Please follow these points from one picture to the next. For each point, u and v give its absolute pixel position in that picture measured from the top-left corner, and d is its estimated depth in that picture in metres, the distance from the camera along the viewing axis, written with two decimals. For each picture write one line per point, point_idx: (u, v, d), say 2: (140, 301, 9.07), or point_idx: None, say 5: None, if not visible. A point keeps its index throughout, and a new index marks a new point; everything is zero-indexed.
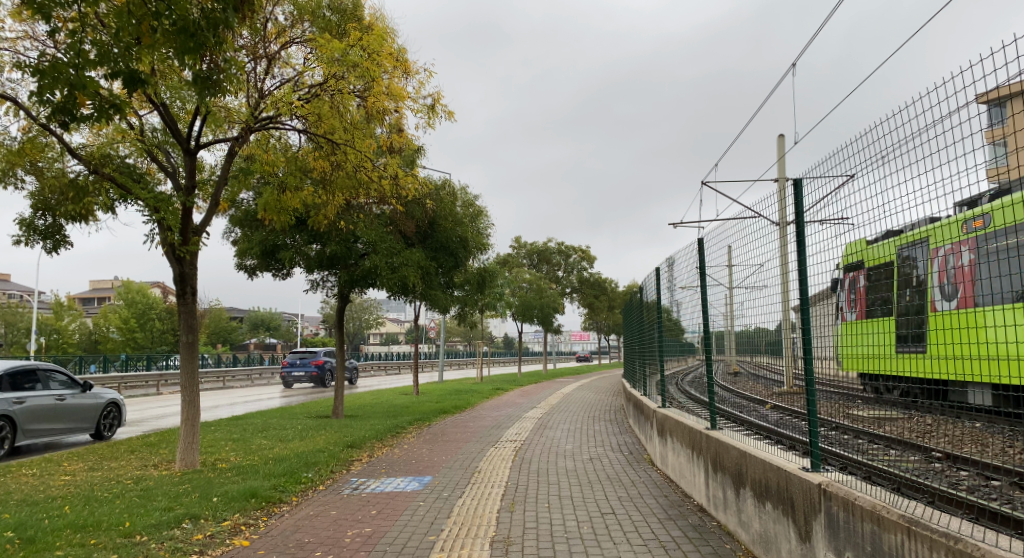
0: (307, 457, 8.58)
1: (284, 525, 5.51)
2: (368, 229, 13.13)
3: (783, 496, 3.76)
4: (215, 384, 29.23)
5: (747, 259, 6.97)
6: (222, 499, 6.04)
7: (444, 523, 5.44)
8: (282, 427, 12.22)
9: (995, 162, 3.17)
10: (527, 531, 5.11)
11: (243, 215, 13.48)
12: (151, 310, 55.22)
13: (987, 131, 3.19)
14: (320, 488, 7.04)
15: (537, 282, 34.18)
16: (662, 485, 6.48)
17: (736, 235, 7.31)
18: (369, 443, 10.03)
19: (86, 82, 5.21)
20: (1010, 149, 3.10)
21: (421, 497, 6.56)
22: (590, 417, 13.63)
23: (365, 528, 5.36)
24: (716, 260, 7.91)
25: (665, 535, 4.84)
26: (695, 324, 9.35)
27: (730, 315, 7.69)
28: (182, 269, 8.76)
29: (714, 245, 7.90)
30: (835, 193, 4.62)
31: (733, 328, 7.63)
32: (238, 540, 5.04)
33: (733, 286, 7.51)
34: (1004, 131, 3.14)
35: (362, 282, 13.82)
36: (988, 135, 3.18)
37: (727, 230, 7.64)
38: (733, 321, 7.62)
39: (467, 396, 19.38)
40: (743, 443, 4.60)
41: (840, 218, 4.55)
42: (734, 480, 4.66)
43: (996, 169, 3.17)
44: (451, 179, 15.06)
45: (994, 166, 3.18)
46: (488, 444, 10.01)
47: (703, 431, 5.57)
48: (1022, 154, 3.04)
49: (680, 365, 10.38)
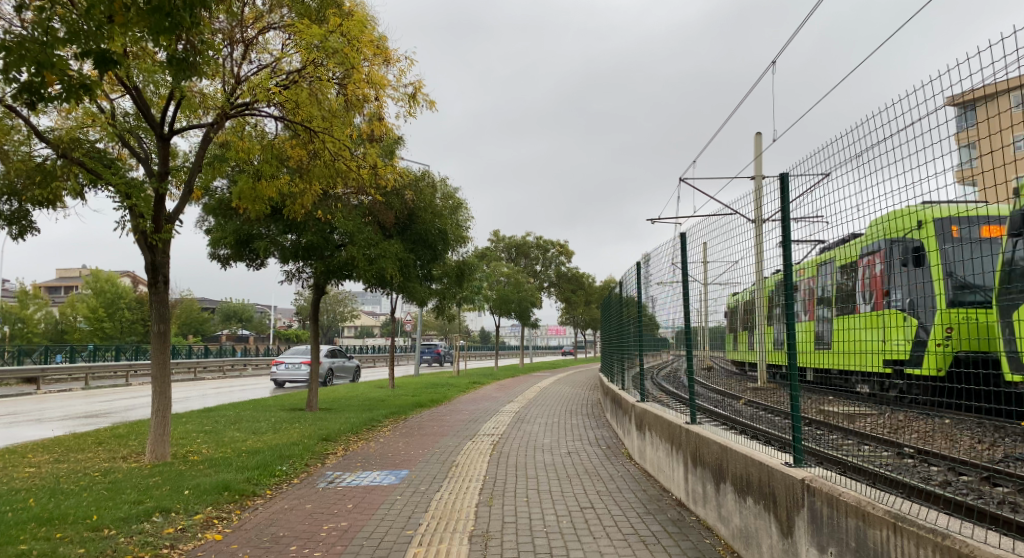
0: (282, 450, 8.45)
1: (259, 519, 5.40)
2: (346, 220, 12.95)
3: (765, 491, 3.79)
4: (187, 376, 28.68)
5: (721, 256, 7.07)
6: (194, 493, 5.90)
7: (422, 517, 5.38)
8: (256, 419, 12.01)
9: (962, 164, 3.23)
10: (506, 526, 5.07)
11: (217, 204, 13.20)
12: (120, 300, 54.02)
13: (956, 133, 3.26)
14: (295, 481, 6.92)
15: (514, 276, 34.10)
16: (640, 480, 6.51)
17: (710, 233, 7.41)
18: (345, 437, 9.90)
19: (55, 61, 5.01)
20: (976, 153, 3.19)
21: (399, 490, 6.49)
22: (568, 412, 13.64)
23: (342, 522, 5.28)
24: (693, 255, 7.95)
25: (645, 529, 4.85)
26: (670, 320, 9.45)
27: (704, 311, 7.77)
28: (154, 258, 8.49)
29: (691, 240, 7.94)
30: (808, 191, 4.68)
31: (706, 324, 7.71)
32: (210, 534, 4.92)
33: (707, 282, 7.61)
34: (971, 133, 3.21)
35: (339, 273, 13.64)
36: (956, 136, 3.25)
37: (701, 227, 7.74)
38: (706, 317, 7.70)
39: (444, 389, 19.27)
40: (723, 439, 4.64)
41: (813, 215, 4.62)
42: (714, 475, 4.70)
43: (962, 171, 3.24)
44: (430, 170, 14.90)
45: (962, 168, 3.24)
46: (466, 438, 9.97)
47: (683, 425, 5.60)
48: (990, 158, 3.12)
49: (656, 360, 10.47)
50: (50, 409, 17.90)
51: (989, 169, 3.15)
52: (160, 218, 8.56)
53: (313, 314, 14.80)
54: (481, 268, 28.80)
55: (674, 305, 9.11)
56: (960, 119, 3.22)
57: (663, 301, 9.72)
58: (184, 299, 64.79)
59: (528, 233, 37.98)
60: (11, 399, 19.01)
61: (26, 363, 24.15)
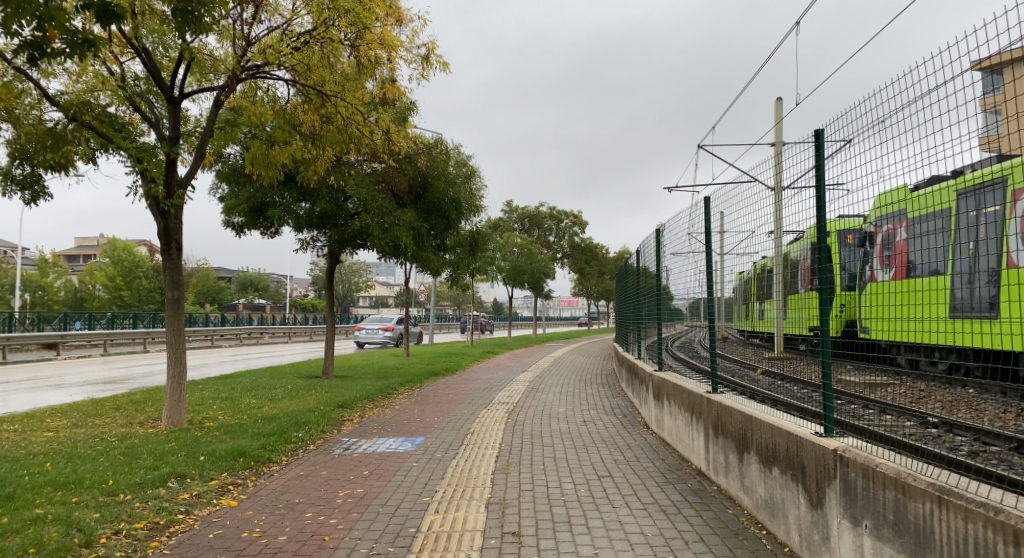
0: (298, 416, 8.45)
1: (274, 485, 5.38)
2: (359, 187, 12.79)
3: (792, 462, 3.66)
4: (203, 344, 28.94)
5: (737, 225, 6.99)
6: (210, 459, 5.91)
7: (439, 484, 5.33)
8: (271, 386, 12.05)
9: (988, 131, 3.04)
10: (523, 493, 5.00)
11: (230, 170, 13.08)
12: (137, 269, 54.65)
13: (985, 97, 3.01)
14: (310, 448, 6.92)
15: (527, 246, 33.85)
16: (658, 449, 6.42)
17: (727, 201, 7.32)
18: (360, 404, 9.90)
19: (57, 15, 4.84)
20: (1001, 117, 3.00)
21: (415, 457, 6.45)
22: (582, 381, 13.57)
23: (358, 489, 5.24)
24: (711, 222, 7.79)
25: (665, 498, 4.75)
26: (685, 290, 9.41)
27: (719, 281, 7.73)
28: (166, 224, 8.41)
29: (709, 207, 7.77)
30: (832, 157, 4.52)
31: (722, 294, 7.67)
32: (226, 500, 4.91)
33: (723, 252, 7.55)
34: (1000, 99, 2.98)
35: (352, 241, 13.53)
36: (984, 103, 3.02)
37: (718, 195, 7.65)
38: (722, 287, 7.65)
39: (458, 359, 19.28)
40: (747, 408, 4.51)
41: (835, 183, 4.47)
42: (737, 444, 4.57)
43: (989, 138, 3.05)
44: (444, 137, 14.65)
45: (988, 133, 3.05)
46: (480, 406, 9.94)
47: (704, 394, 5.48)
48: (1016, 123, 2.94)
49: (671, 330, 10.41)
50: (70, 375, 18.15)
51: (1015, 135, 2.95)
52: (172, 183, 8.46)
53: (326, 283, 14.76)
54: (494, 238, 28.57)
55: (690, 274, 8.96)
56: (990, 87, 2.98)
57: (679, 270, 9.56)
58: (199, 269, 65.25)
59: (541, 203, 37.62)
60: (31, 365, 19.29)
61: (45, 330, 24.49)
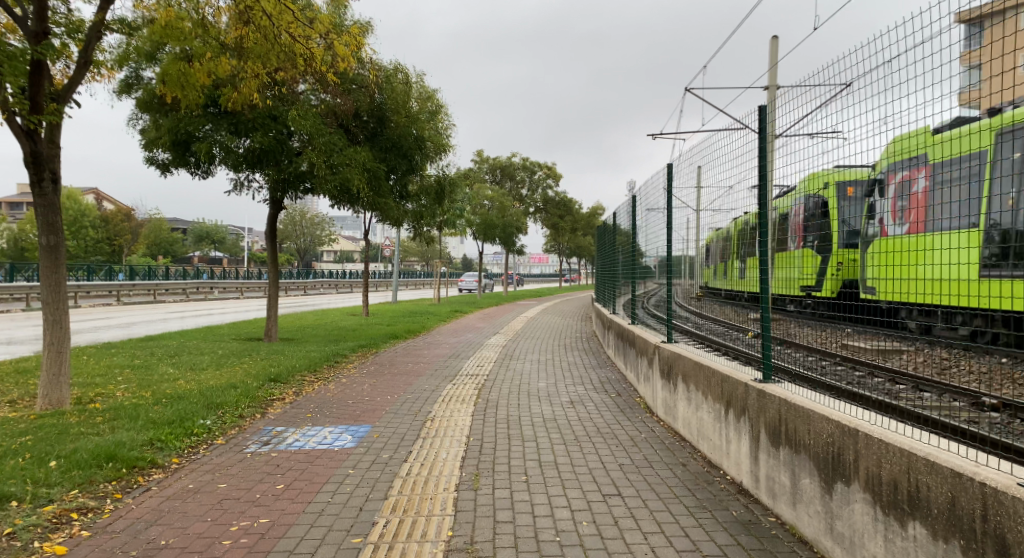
0: (213, 395, 6.76)
1: (139, 512, 3.74)
2: (304, 118, 10.88)
3: (958, 525, 2.16)
4: (146, 299, 26.68)
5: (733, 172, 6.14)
6: (59, 466, 4.24)
7: (379, 511, 3.78)
8: (198, 352, 10.27)
9: (967, 82, 3.18)
10: (499, 532, 3.46)
11: (148, 93, 10.94)
12: (84, 218, 52.27)
13: (964, 49, 3.18)
14: (217, 443, 5.26)
15: (499, 199, 31.89)
16: (672, 446, 4.97)
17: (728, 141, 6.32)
18: (298, 377, 8.24)
19: None
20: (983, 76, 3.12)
21: (354, 458, 4.89)
22: (559, 346, 12.16)
23: (260, 520, 3.64)
24: (729, 168, 6.31)
25: (707, 541, 3.26)
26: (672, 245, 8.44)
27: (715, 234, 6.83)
28: (34, 146, 6.41)
29: (728, 149, 6.28)
30: (819, 108, 4.38)
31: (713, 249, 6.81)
32: (51, 545, 3.28)
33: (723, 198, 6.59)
34: (979, 53, 3.14)
35: (296, 184, 11.62)
36: (963, 55, 3.17)
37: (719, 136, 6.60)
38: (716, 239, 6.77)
39: (422, 319, 17.67)
40: (836, 415, 2.98)
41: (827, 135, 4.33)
42: (819, 467, 3.06)
43: (966, 89, 3.20)
44: (404, 65, 12.65)
45: (967, 90, 3.20)
46: (444, 380, 8.39)
47: (746, 383, 3.96)
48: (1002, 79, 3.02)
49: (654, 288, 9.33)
50: None
51: (995, 91, 3.08)
52: (37, 97, 6.46)
53: (270, 233, 12.86)
54: (463, 187, 26.60)
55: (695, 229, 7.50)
56: (968, 38, 3.15)
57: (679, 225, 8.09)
58: (151, 220, 61.92)
59: (513, 153, 35.58)
60: None
61: None
